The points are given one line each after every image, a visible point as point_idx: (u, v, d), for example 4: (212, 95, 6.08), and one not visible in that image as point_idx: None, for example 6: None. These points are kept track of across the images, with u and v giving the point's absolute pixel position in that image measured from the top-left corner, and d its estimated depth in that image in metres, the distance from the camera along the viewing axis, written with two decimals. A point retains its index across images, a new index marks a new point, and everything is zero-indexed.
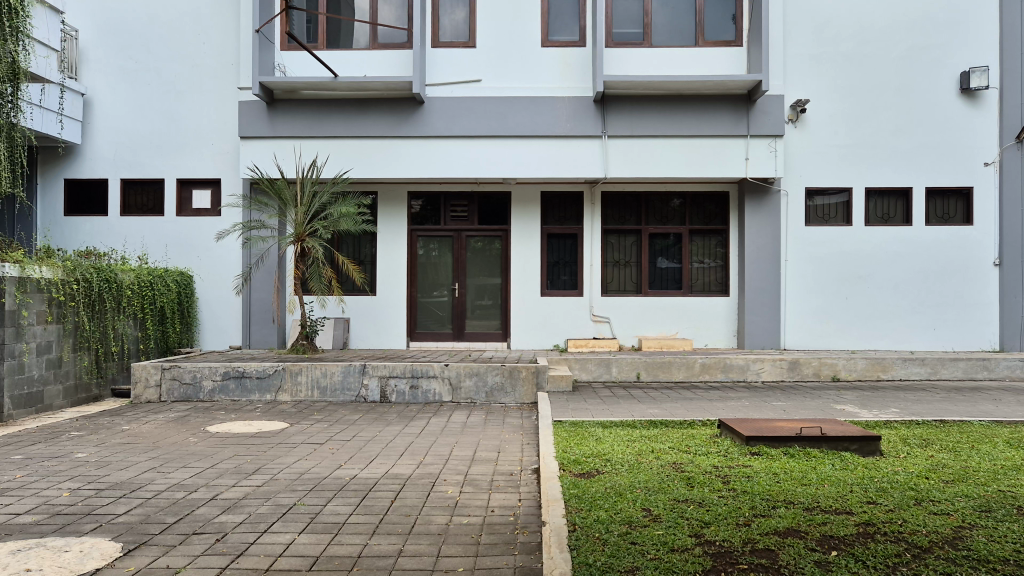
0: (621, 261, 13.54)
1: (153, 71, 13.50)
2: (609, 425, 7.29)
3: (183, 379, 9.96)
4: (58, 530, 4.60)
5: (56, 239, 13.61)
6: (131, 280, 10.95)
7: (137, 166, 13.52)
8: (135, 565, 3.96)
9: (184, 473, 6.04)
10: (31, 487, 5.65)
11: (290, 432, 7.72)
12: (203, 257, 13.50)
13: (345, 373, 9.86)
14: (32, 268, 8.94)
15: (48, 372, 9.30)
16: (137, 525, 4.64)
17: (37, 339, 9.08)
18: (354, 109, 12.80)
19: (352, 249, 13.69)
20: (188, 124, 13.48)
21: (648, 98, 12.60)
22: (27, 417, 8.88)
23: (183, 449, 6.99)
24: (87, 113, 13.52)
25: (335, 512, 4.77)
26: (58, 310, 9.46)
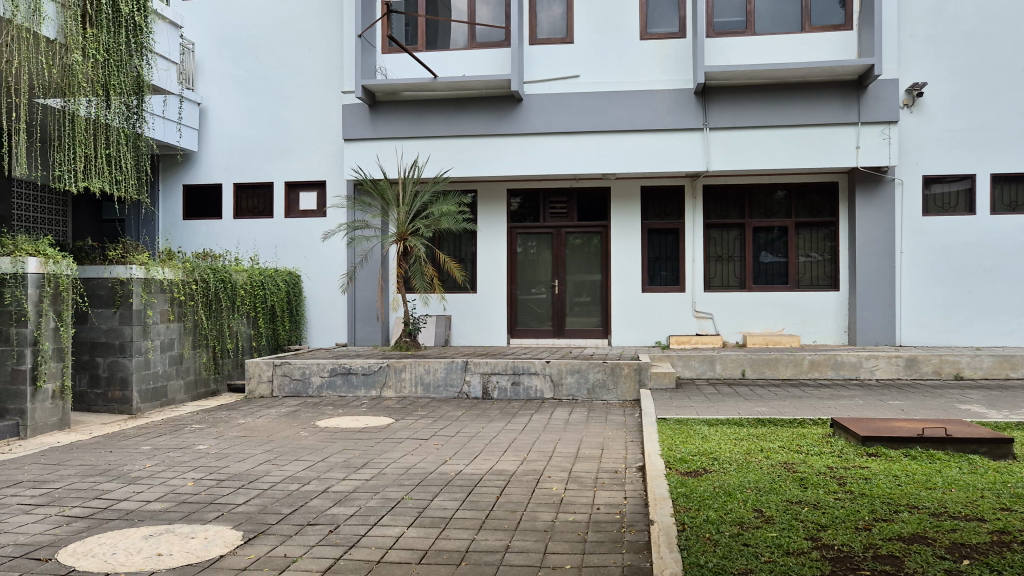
0: (724, 256, 13.24)
1: (262, 78, 14.03)
2: (715, 423, 7.14)
3: (293, 375, 10.34)
4: (185, 517, 4.86)
5: (176, 242, 14.39)
6: (244, 280, 11.45)
7: (249, 170, 14.10)
8: (255, 553, 4.14)
9: (297, 466, 6.27)
10: (159, 476, 5.99)
11: (395, 428, 7.90)
12: (310, 257, 13.95)
13: (447, 369, 10.03)
14: (156, 270, 9.44)
15: (170, 367, 9.81)
16: (256, 515, 4.85)
17: (162, 336, 9.59)
18: (454, 108, 12.97)
19: (453, 247, 13.89)
20: (295, 129, 13.95)
21: (751, 87, 12.27)
22: (153, 411, 9.40)
23: (296, 443, 7.26)
24: (203, 121, 14.22)
25: (443, 507, 4.85)
26: (179, 309, 9.97)
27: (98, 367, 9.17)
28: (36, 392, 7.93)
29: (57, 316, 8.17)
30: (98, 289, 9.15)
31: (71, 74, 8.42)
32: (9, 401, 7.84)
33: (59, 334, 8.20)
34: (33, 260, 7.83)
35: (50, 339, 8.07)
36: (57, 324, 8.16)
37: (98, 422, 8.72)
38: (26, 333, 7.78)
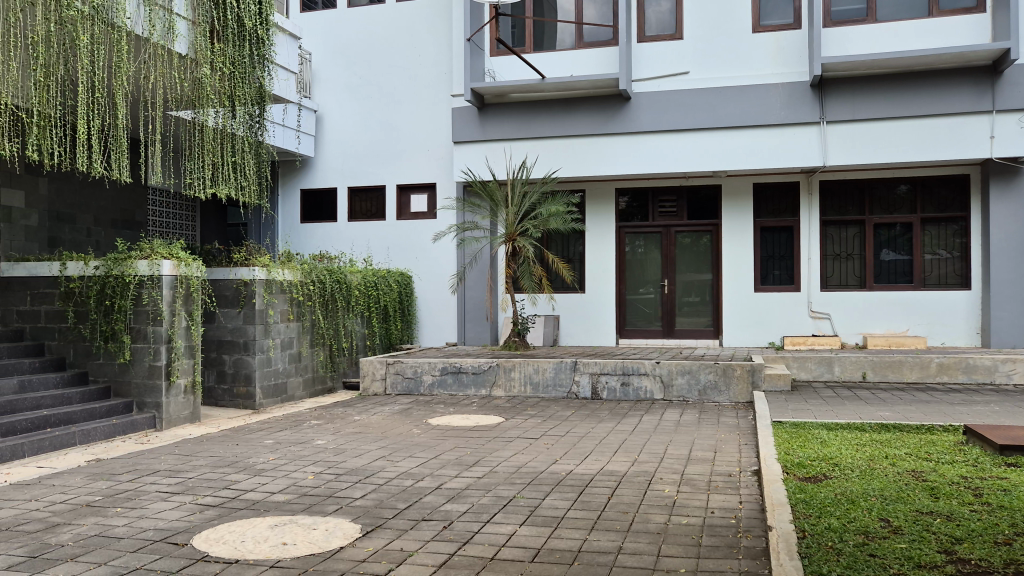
0: (843, 254, 12.73)
1: (374, 84, 14.44)
2: (835, 427, 6.89)
3: (405, 374, 10.60)
4: (306, 509, 5.06)
5: (295, 245, 15.00)
6: (359, 280, 11.82)
7: (362, 174, 14.54)
8: (373, 546, 4.27)
9: (411, 462, 6.43)
10: (282, 469, 6.26)
11: (506, 427, 7.98)
12: (422, 258, 14.26)
13: (556, 369, 10.06)
14: (277, 272, 9.86)
15: (290, 365, 10.23)
16: (373, 509, 5.00)
17: (282, 335, 10.01)
18: (562, 109, 12.99)
19: (561, 247, 13.91)
20: (406, 133, 14.30)
21: (872, 78, 11.75)
22: (274, 406, 9.83)
23: (409, 439, 7.44)
24: (319, 127, 14.77)
25: (554, 506, 4.87)
26: (298, 309, 10.39)
27: (225, 364, 9.67)
28: (170, 387, 8.44)
29: (189, 316, 8.65)
30: (225, 290, 9.65)
31: (200, 86, 8.92)
32: (146, 395, 8.38)
33: (190, 332, 8.68)
34: (167, 262, 8.33)
35: (183, 337, 8.56)
36: (188, 323, 8.65)
37: (225, 416, 9.20)
38: (161, 332, 8.28)
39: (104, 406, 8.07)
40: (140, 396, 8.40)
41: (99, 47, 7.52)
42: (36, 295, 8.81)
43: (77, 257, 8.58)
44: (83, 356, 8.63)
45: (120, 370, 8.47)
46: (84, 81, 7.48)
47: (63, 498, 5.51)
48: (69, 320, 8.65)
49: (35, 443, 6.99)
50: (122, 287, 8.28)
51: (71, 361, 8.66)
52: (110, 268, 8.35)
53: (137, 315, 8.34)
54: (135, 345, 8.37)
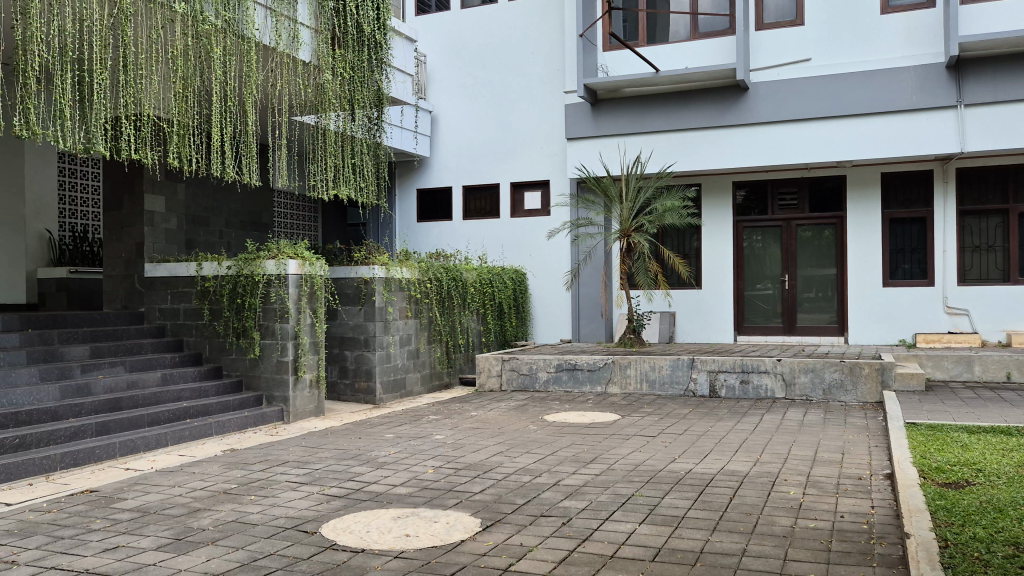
0: (982, 246, 11.96)
1: (488, 83, 14.60)
2: (976, 431, 6.48)
3: (521, 370, 10.68)
4: (428, 502, 5.17)
5: (412, 243, 15.34)
6: (474, 278, 12.00)
7: (477, 172, 14.73)
8: (493, 540, 4.31)
9: (528, 458, 6.47)
10: (404, 463, 6.43)
11: (622, 424, 7.91)
12: (535, 255, 14.34)
13: (673, 366, 9.90)
14: (395, 270, 10.11)
15: (408, 361, 10.49)
16: (492, 504, 5.06)
17: (400, 332, 10.27)
18: (677, 102, 12.79)
19: (677, 243, 13.68)
20: (520, 131, 14.38)
21: (1013, 56, 10.98)
22: (394, 401, 10.10)
23: (526, 436, 7.49)
24: (435, 128, 15.09)
25: (674, 506, 4.79)
26: (416, 306, 10.64)
27: (347, 360, 10.01)
28: (297, 381, 8.80)
29: (313, 313, 8.98)
30: (346, 288, 9.98)
31: (322, 92, 9.25)
32: (275, 389, 8.77)
33: (315, 329, 9.01)
34: (293, 262, 8.67)
35: (308, 334, 8.92)
36: (313, 320, 8.99)
37: (347, 410, 9.52)
38: (288, 328, 8.65)
39: (237, 399, 8.51)
40: (269, 390, 8.80)
41: (231, 59, 7.93)
42: (175, 293, 9.38)
43: (211, 258, 9.09)
44: (218, 351, 9.13)
45: (250, 364, 8.91)
46: (217, 90, 7.90)
47: (202, 485, 5.83)
48: (204, 317, 9.17)
49: (177, 432, 7.42)
50: (251, 286, 8.72)
51: (207, 356, 9.20)
52: (241, 268, 8.79)
53: (266, 313, 8.75)
54: (264, 342, 8.79)
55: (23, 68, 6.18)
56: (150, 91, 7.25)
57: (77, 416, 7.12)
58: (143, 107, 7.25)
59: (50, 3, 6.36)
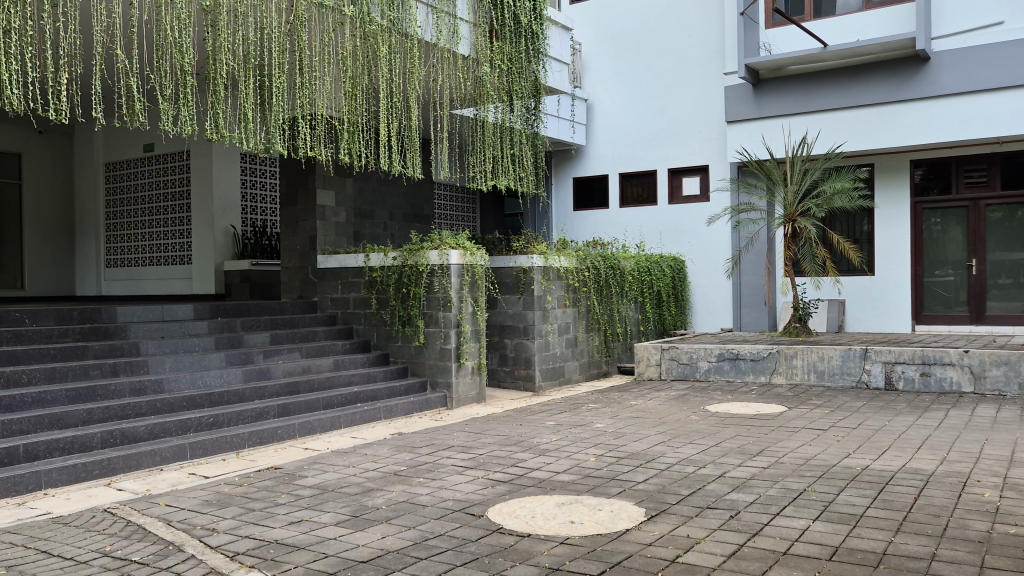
0: None
1: (644, 69, 14.38)
2: None
3: (681, 359, 10.48)
4: (591, 490, 5.18)
5: (570, 232, 15.40)
6: (632, 266, 11.90)
7: (633, 159, 14.57)
8: (659, 530, 4.26)
9: (692, 448, 6.33)
10: (566, 450, 6.46)
11: (790, 416, 7.59)
12: (695, 242, 14.01)
13: (844, 357, 9.39)
14: (554, 259, 10.16)
15: (568, 349, 10.56)
16: (657, 494, 4.99)
17: (559, 320, 10.34)
18: (847, 78, 12.11)
19: (847, 227, 12.98)
20: (677, 115, 14.08)
21: None
22: (553, 388, 10.18)
23: (688, 426, 7.35)
24: (591, 116, 15.06)
25: (851, 503, 4.55)
26: (574, 295, 10.68)
27: (507, 348, 10.19)
28: (459, 368, 9.05)
29: (474, 301, 9.21)
30: (505, 277, 10.14)
31: (481, 84, 9.48)
32: (439, 375, 9.05)
33: (476, 317, 9.24)
34: (455, 252, 8.91)
35: (470, 322, 9.14)
36: (474, 309, 9.21)
37: (508, 397, 9.70)
38: (451, 317, 8.91)
39: (403, 384, 8.86)
40: (434, 375, 9.09)
41: (396, 57, 8.25)
42: (346, 283, 9.90)
43: (378, 249, 9.51)
44: (385, 339, 9.54)
45: (416, 351, 9.25)
46: (384, 88, 8.25)
47: (374, 466, 6.12)
48: (372, 306, 9.62)
49: (349, 415, 7.81)
50: (416, 275, 9.04)
51: (376, 343, 9.63)
52: (406, 259, 9.13)
53: (430, 302, 9.04)
54: (428, 329, 9.09)
55: (212, 76, 6.69)
56: (324, 91, 7.68)
57: (261, 398, 7.65)
58: (317, 107, 7.68)
59: (234, 14, 6.83)
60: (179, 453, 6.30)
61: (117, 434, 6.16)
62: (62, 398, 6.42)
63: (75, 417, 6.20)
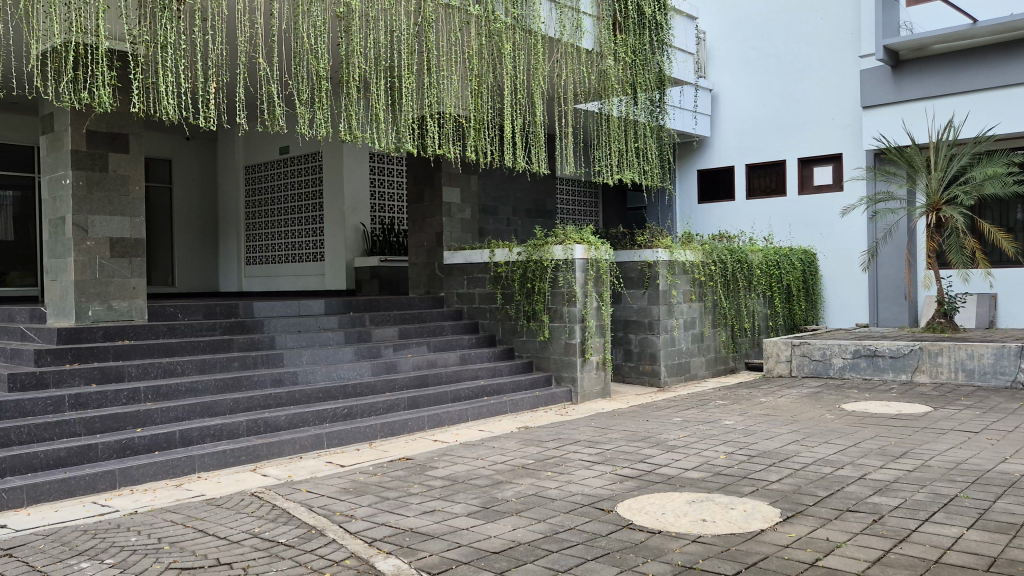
0: None
1: (773, 55, 13.91)
2: None
3: (813, 356, 10.11)
4: (723, 488, 5.07)
5: (695, 225, 15.08)
6: (761, 259, 11.55)
7: (761, 150, 14.12)
8: (796, 532, 4.12)
9: (828, 448, 6.09)
10: (694, 447, 6.35)
11: (935, 417, 7.18)
12: (828, 234, 13.46)
13: (996, 355, 8.80)
14: (679, 253, 9.99)
15: (694, 344, 10.37)
16: (792, 494, 4.83)
17: (685, 315, 10.17)
18: (999, 55, 11.32)
19: (999, 215, 12.16)
20: (809, 103, 13.54)
21: None
22: (679, 384, 10.03)
23: (823, 425, 7.07)
24: (716, 106, 14.70)
25: (1009, 512, 4.26)
26: (700, 289, 10.47)
27: (631, 343, 10.09)
28: (585, 363, 9.05)
29: (599, 296, 9.17)
30: (630, 271, 10.03)
31: (605, 78, 9.46)
32: (564, 370, 9.09)
33: (601, 312, 9.21)
34: (580, 247, 8.88)
35: (595, 317, 9.12)
36: (599, 304, 9.17)
37: (632, 392, 9.62)
38: (576, 312, 8.92)
39: (528, 378, 8.94)
40: (559, 370, 9.14)
41: (520, 54, 8.32)
42: (472, 278, 10.08)
43: (503, 245, 9.62)
44: (510, 333, 9.66)
45: (541, 346, 9.32)
46: (509, 84, 8.35)
47: (502, 459, 6.20)
48: (498, 301, 9.76)
49: (476, 409, 7.95)
50: (541, 270, 9.10)
51: (501, 338, 9.75)
52: (531, 254, 9.20)
53: (555, 297, 9.08)
54: (553, 324, 9.13)
55: (346, 79, 6.94)
56: (451, 90, 7.84)
57: (392, 390, 7.90)
58: (445, 106, 7.84)
59: (366, 18, 7.05)
60: (316, 442, 6.59)
61: (260, 423, 6.50)
62: (212, 387, 6.85)
63: (223, 406, 6.60)
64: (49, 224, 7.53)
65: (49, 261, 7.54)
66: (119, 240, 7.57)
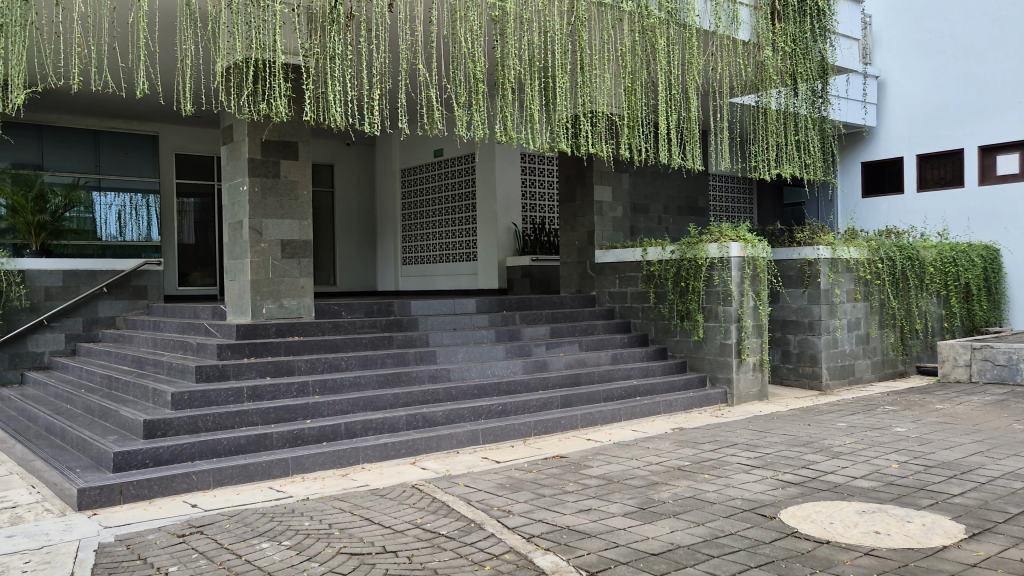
0: None
1: (948, 37, 12.96)
2: None
3: (996, 361, 9.34)
4: (897, 499, 4.77)
5: (860, 220, 14.33)
6: (935, 256, 10.80)
7: (934, 139, 13.20)
8: (984, 551, 3.82)
9: (1018, 461, 5.60)
10: (863, 455, 6.01)
11: None
12: (1012, 228, 12.39)
13: None
14: (843, 250, 9.50)
15: (859, 347, 9.83)
16: (978, 510, 4.48)
17: (849, 315, 9.65)
18: None
19: None
20: (990, 87, 12.51)
21: None
22: (842, 388, 9.54)
23: (1010, 436, 6.51)
24: (883, 94, 13.91)
25: None
26: (866, 288, 9.92)
27: (790, 344, 9.70)
28: (741, 364, 8.79)
29: (756, 295, 8.86)
30: (789, 270, 9.64)
31: (763, 69, 9.17)
32: (719, 370, 8.86)
33: (758, 312, 8.89)
34: (736, 245, 8.62)
35: (752, 316, 8.82)
36: (756, 303, 8.86)
37: (792, 395, 9.24)
38: (731, 311, 8.67)
39: (682, 379, 8.77)
40: (714, 371, 8.91)
41: (674, 49, 8.21)
42: (624, 277, 10.03)
43: (656, 243, 9.49)
44: (663, 333, 9.53)
45: (695, 346, 9.13)
46: (663, 80, 8.26)
47: (657, 460, 6.12)
48: (650, 300, 9.65)
49: (629, 408, 7.88)
50: (695, 269, 8.90)
51: (653, 337, 9.65)
52: (684, 253, 9.02)
53: (709, 296, 8.86)
54: (708, 323, 8.91)
55: (501, 81, 7.08)
56: (604, 87, 7.83)
57: (545, 388, 7.98)
58: (598, 105, 7.85)
59: (521, 20, 7.15)
60: (472, 438, 6.74)
61: (419, 418, 6.73)
62: (374, 382, 7.16)
63: (384, 401, 6.88)
64: (229, 228, 8.13)
65: (229, 262, 8.13)
66: (289, 242, 8.06)
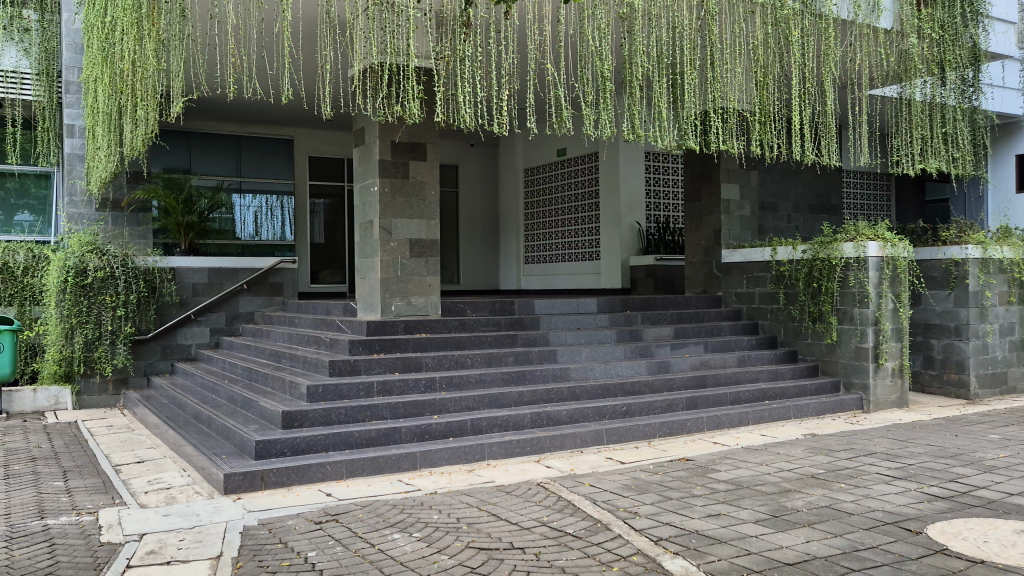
0: None
1: None
2: None
3: None
4: None
5: (1013, 219, 13.27)
6: None
7: None
8: None
9: None
10: (1020, 469, 5.59)
11: None
12: None
13: None
14: (995, 249, 8.86)
15: (1012, 354, 9.17)
16: None
17: (1000, 319, 9.01)
18: None
19: None
20: None
21: None
22: (992, 397, 8.92)
23: None
24: None
25: None
26: (1021, 290, 9.23)
27: (933, 349, 9.16)
28: (878, 369, 8.35)
29: (896, 297, 8.40)
30: (933, 270, 9.08)
31: (907, 58, 8.69)
32: (854, 376, 8.45)
33: (898, 315, 8.42)
34: (874, 244, 8.21)
35: (891, 319, 8.37)
36: (897, 305, 8.40)
37: (935, 403, 8.71)
38: (868, 313, 8.25)
39: (814, 383, 8.43)
40: (848, 376, 8.51)
41: (810, 41, 7.90)
42: (752, 277, 9.75)
43: (787, 243, 9.16)
44: (793, 335, 9.20)
45: (828, 349, 8.75)
46: (798, 73, 7.95)
47: (790, 467, 5.90)
48: (781, 300, 9.32)
49: (758, 412, 7.64)
50: (829, 269, 8.52)
51: (783, 339, 9.32)
52: (817, 252, 8.65)
53: (845, 297, 8.47)
54: (843, 326, 8.54)
55: (628, 80, 7.01)
56: (736, 83, 7.62)
57: (669, 390, 7.85)
58: (729, 101, 7.64)
59: (650, 17, 7.06)
60: (596, 438, 6.70)
61: (544, 416, 6.76)
62: (499, 380, 7.24)
63: (508, 399, 6.94)
64: (360, 228, 8.41)
65: (360, 260, 8.41)
66: (417, 241, 8.26)
